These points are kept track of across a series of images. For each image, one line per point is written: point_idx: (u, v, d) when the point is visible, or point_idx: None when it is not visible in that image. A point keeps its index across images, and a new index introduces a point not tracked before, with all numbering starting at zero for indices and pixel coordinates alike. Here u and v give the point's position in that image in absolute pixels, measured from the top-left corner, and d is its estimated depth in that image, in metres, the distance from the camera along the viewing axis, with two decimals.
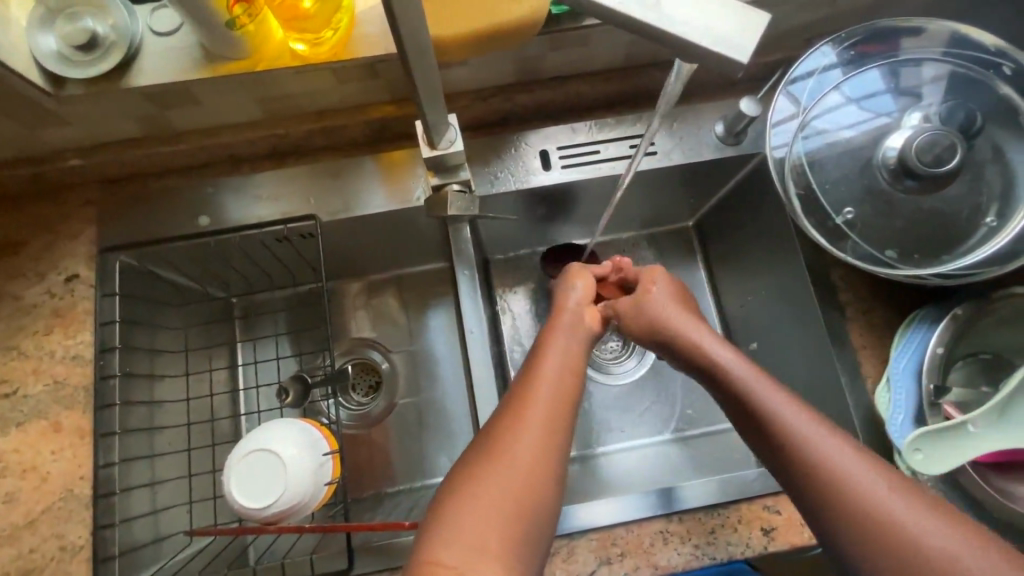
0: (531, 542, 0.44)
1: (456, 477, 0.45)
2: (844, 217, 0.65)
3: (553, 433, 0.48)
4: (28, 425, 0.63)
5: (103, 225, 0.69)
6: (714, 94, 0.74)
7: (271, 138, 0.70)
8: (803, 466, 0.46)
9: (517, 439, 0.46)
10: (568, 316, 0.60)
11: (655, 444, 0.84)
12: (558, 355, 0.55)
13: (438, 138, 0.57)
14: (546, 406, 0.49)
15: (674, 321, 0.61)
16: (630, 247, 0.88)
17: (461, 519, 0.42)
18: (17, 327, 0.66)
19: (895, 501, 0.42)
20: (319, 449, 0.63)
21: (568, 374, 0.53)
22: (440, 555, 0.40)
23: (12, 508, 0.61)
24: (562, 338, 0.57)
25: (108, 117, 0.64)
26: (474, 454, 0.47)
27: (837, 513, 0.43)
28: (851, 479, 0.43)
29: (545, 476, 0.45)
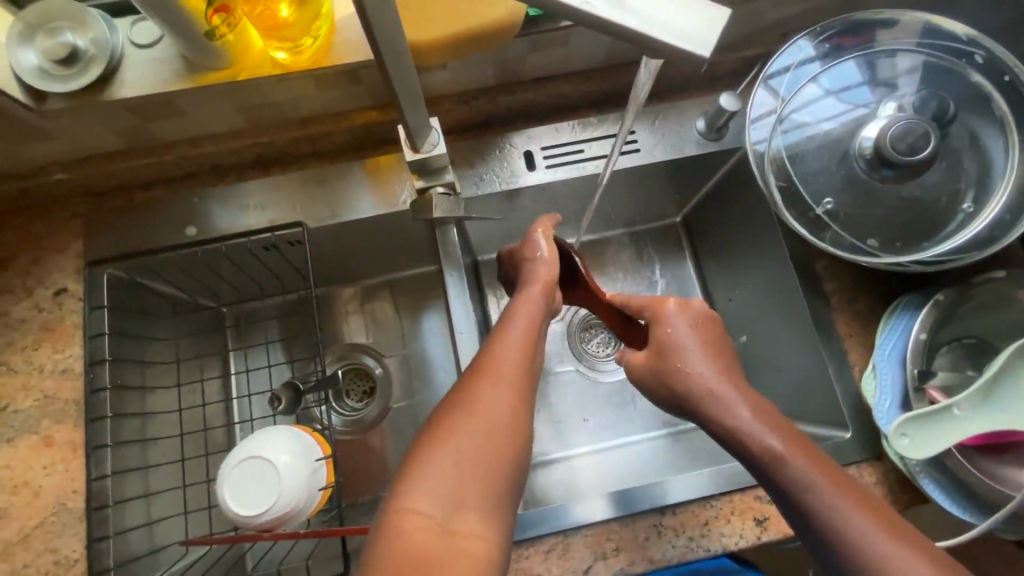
0: (505, 498, 0.44)
1: (426, 432, 0.45)
2: (824, 207, 0.66)
3: (523, 390, 0.48)
4: (20, 440, 0.63)
5: (90, 239, 0.69)
6: (695, 91, 0.75)
7: (255, 146, 0.71)
8: (789, 493, 0.48)
9: (489, 396, 0.47)
10: (540, 280, 0.59)
11: (651, 439, 0.84)
12: (523, 321, 0.54)
13: (421, 142, 0.58)
14: (514, 367, 0.49)
15: (691, 373, 0.56)
16: (618, 245, 0.89)
17: (436, 475, 0.42)
18: (6, 343, 0.66)
19: (864, 520, 0.44)
20: (313, 456, 0.63)
21: (529, 334, 0.53)
22: (415, 504, 0.41)
23: (5, 523, 0.61)
24: (530, 296, 0.57)
25: (91, 130, 0.64)
26: (441, 412, 0.47)
27: (817, 534, 0.46)
28: (831, 507, 0.45)
29: (515, 430, 0.46)
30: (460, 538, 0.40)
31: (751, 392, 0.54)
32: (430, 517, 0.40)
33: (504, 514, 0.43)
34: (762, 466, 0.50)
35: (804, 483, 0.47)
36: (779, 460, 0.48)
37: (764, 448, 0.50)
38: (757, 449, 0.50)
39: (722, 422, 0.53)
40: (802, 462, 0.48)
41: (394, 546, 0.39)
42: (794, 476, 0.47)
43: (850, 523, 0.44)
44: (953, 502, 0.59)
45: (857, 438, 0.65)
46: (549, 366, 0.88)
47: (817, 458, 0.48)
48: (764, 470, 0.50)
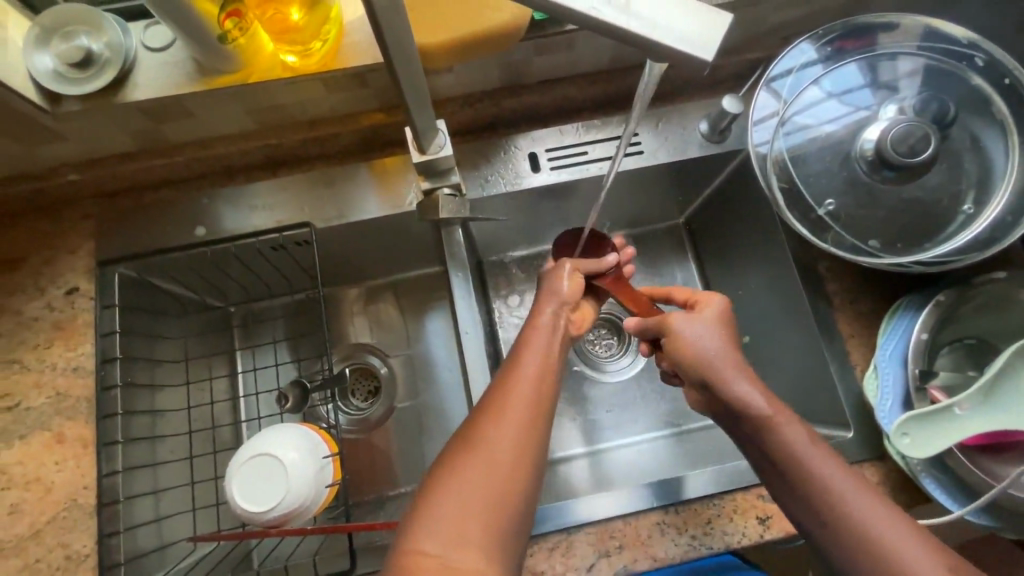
0: (511, 538, 0.44)
1: (436, 467, 0.46)
2: (826, 208, 0.66)
3: (532, 428, 0.48)
4: (32, 436, 0.64)
5: (101, 239, 0.70)
6: (698, 94, 0.76)
7: (264, 148, 0.72)
8: (786, 470, 0.50)
9: (497, 432, 0.47)
10: (549, 311, 0.58)
11: (654, 439, 0.85)
12: (535, 357, 0.53)
13: (427, 144, 0.59)
14: (526, 402, 0.49)
15: (703, 351, 0.56)
16: (621, 246, 0.90)
17: (440, 515, 0.43)
18: (19, 341, 0.67)
19: (861, 499, 0.47)
20: (321, 453, 0.64)
21: (543, 370, 0.52)
22: (421, 546, 0.42)
23: (17, 519, 0.62)
24: (544, 330, 0.56)
25: (104, 133, 0.65)
26: (449, 452, 0.47)
27: (818, 516, 0.48)
28: (827, 484, 0.48)
29: (522, 469, 0.46)
30: None
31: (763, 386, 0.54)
32: (432, 557, 0.42)
33: (510, 554, 0.44)
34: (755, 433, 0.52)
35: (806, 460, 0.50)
36: (772, 426, 0.52)
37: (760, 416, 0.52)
38: (753, 417, 0.53)
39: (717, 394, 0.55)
40: (797, 432, 0.51)
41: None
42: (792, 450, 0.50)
43: (850, 504, 0.47)
44: (955, 502, 0.60)
45: (859, 437, 0.65)
46: None
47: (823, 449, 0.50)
48: (761, 444, 0.52)
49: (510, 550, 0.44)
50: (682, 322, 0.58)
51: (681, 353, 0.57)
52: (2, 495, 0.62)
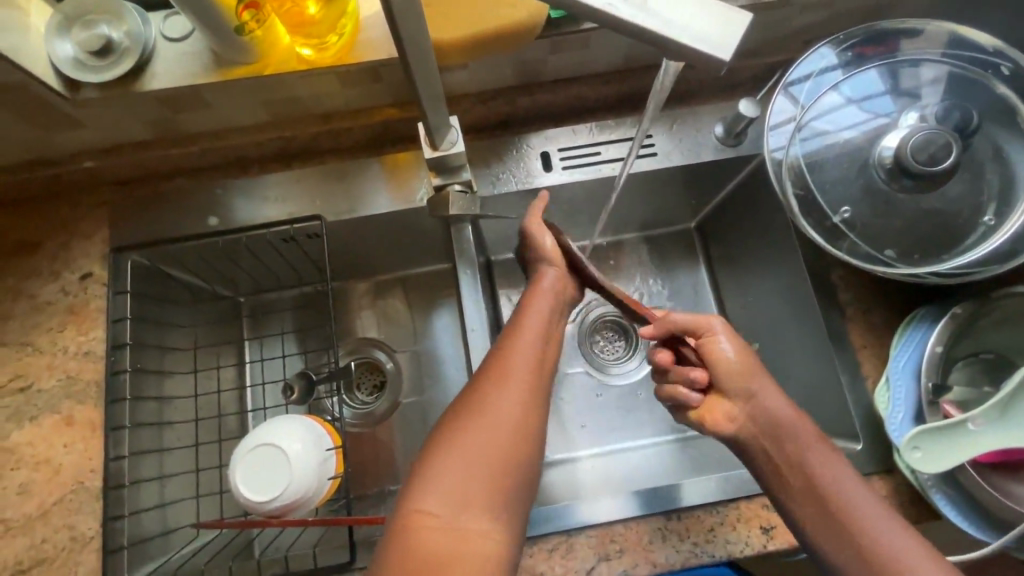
0: (515, 503, 0.46)
1: (437, 433, 0.47)
2: (841, 216, 0.65)
3: (533, 399, 0.49)
4: (42, 418, 0.65)
5: (116, 226, 0.71)
6: (714, 97, 0.75)
7: (278, 140, 0.72)
8: (794, 464, 0.54)
9: (499, 402, 0.48)
10: (548, 282, 0.60)
11: (659, 444, 0.84)
12: (533, 332, 0.54)
13: (440, 140, 0.59)
14: (527, 374, 0.50)
15: (744, 363, 0.58)
16: (632, 248, 0.89)
17: (447, 477, 0.44)
18: (33, 324, 0.68)
19: (862, 495, 0.52)
20: (323, 445, 0.64)
21: (542, 343, 0.54)
22: (423, 506, 0.43)
23: (25, 499, 0.63)
24: (540, 307, 0.57)
25: (121, 121, 0.66)
26: (453, 415, 0.48)
27: (822, 507, 0.52)
28: (834, 480, 0.53)
29: (524, 438, 0.47)
30: (467, 539, 0.43)
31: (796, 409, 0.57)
32: (434, 518, 0.43)
33: (514, 519, 0.46)
34: (770, 433, 0.56)
35: (815, 458, 0.54)
36: (790, 427, 0.55)
37: (776, 416, 0.56)
38: (772, 419, 0.56)
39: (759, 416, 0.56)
40: (809, 432, 0.55)
41: (406, 545, 0.42)
42: (803, 449, 0.54)
43: (854, 501, 0.51)
44: (966, 519, 0.58)
45: (869, 450, 0.64)
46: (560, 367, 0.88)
47: (827, 448, 0.55)
48: (774, 442, 0.55)
49: (512, 517, 0.46)
50: (720, 325, 0.60)
51: (725, 355, 0.58)
52: (12, 475, 0.63)
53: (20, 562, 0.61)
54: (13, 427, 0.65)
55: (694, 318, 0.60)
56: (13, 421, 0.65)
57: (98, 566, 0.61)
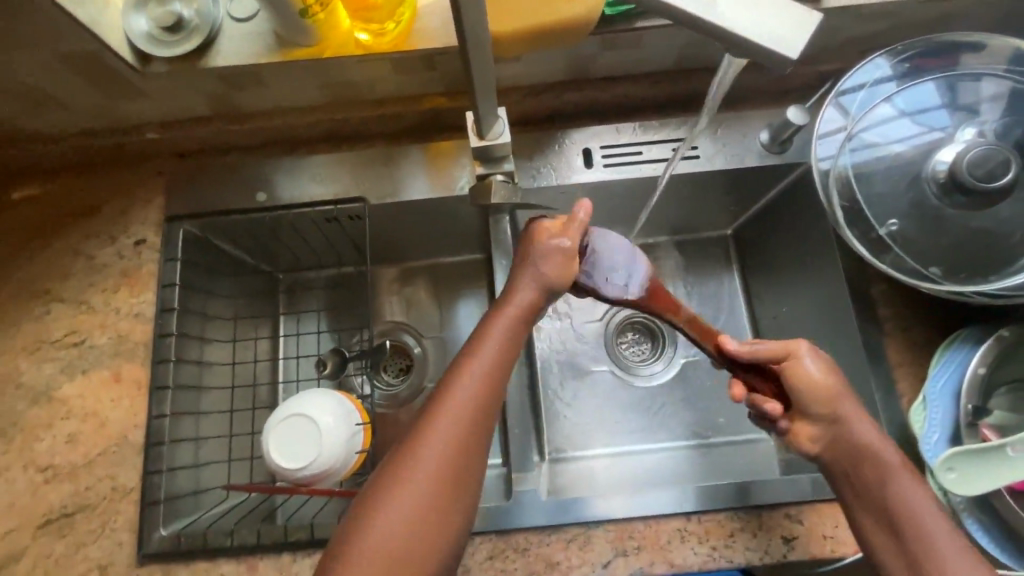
0: (450, 543, 0.48)
1: (376, 481, 0.48)
2: (887, 228, 0.64)
3: (468, 443, 0.50)
4: (92, 373, 0.69)
5: (170, 196, 0.74)
6: (761, 103, 0.75)
7: (329, 123, 0.74)
8: (864, 476, 0.55)
9: (432, 451, 0.48)
10: (514, 309, 0.56)
11: (674, 450, 0.84)
12: (496, 345, 0.54)
13: (486, 130, 0.61)
14: (464, 419, 0.50)
15: (827, 382, 0.57)
16: (664, 251, 0.89)
17: (383, 531, 0.46)
18: (89, 284, 0.71)
19: (928, 515, 0.52)
20: (353, 420, 0.67)
21: (505, 350, 0.54)
22: (356, 561, 0.45)
23: (73, 447, 0.66)
24: (496, 338, 0.55)
25: (185, 94, 0.69)
26: (389, 464, 0.49)
27: (887, 519, 0.53)
28: (903, 496, 0.53)
29: (457, 484, 0.48)
30: None
31: (881, 435, 0.56)
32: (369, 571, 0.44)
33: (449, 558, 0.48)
34: (845, 446, 0.56)
35: (888, 473, 0.54)
36: (866, 446, 0.55)
37: (854, 433, 0.56)
38: (850, 437, 0.56)
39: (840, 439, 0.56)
40: (890, 451, 0.55)
41: None
42: (878, 464, 0.55)
43: (920, 519, 0.52)
44: (997, 545, 0.57)
45: None
46: (585, 365, 0.89)
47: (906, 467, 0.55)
48: (847, 454, 0.56)
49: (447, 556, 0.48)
50: (806, 353, 0.59)
51: (805, 384, 0.57)
52: (62, 424, 0.67)
53: (65, 505, 0.64)
54: (66, 379, 0.68)
55: (775, 344, 0.59)
56: (66, 373, 0.69)
57: (135, 517, 0.64)
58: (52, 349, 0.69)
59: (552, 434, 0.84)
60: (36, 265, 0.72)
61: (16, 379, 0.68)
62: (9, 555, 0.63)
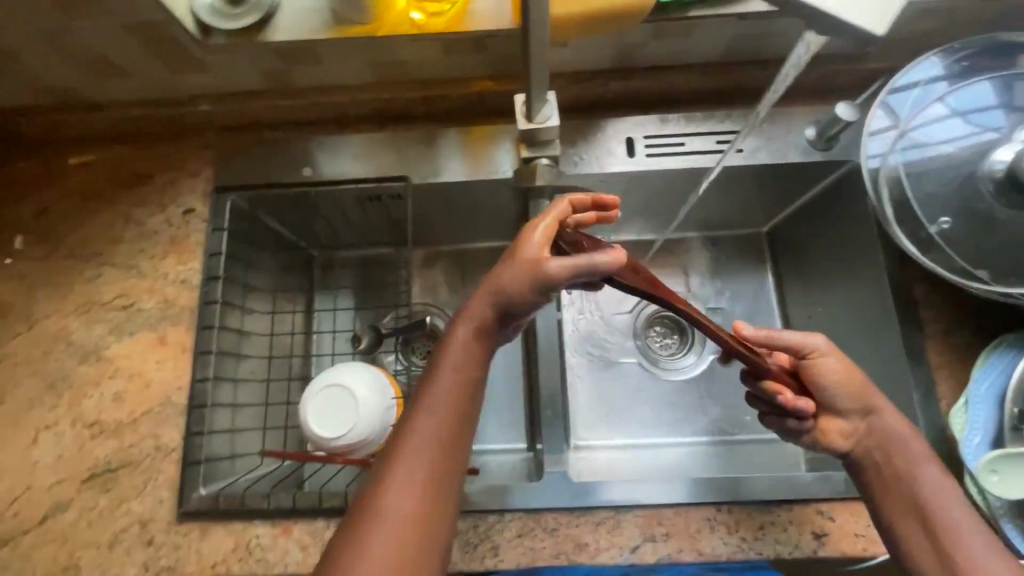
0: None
1: (346, 529, 0.46)
2: (938, 226, 0.63)
3: (438, 475, 0.48)
4: (139, 335, 0.71)
5: (219, 167, 0.76)
6: (808, 99, 0.74)
7: (377, 102, 0.75)
8: (892, 465, 0.56)
9: (401, 490, 0.47)
10: (466, 338, 0.53)
11: (699, 442, 0.84)
12: (454, 371, 0.52)
13: (536, 112, 0.62)
14: (433, 451, 0.49)
15: (853, 373, 0.58)
16: (697, 247, 0.89)
17: None
18: (139, 250, 0.74)
19: (953, 505, 0.53)
20: (388, 394, 0.68)
21: (467, 370, 0.52)
22: None
23: (119, 405, 0.68)
24: (454, 368, 0.52)
25: (241, 67, 0.70)
26: (358, 510, 0.47)
27: (914, 508, 0.54)
28: (925, 483, 0.54)
29: (432, 518, 0.47)
30: None
31: (912, 426, 0.57)
32: None
33: None
34: (872, 436, 0.57)
35: (911, 462, 0.55)
36: (895, 436, 0.56)
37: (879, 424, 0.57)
38: (877, 428, 0.57)
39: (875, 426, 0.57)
40: (918, 443, 0.56)
41: None
42: (906, 450, 0.56)
43: (944, 508, 0.53)
44: None
45: None
46: (613, 356, 0.89)
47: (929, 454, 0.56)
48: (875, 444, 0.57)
49: None
50: (824, 346, 0.59)
51: (832, 377, 0.58)
52: (109, 383, 0.69)
53: (110, 461, 0.67)
54: (114, 340, 0.71)
55: (795, 338, 0.59)
56: (114, 334, 0.71)
57: (176, 476, 0.66)
58: (101, 310, 0.72)
59: (577, 420, 0.85)
60: (89, 229, 0.74)
61: (67, 337, 0.71)
62: (56, 505, 0.65)
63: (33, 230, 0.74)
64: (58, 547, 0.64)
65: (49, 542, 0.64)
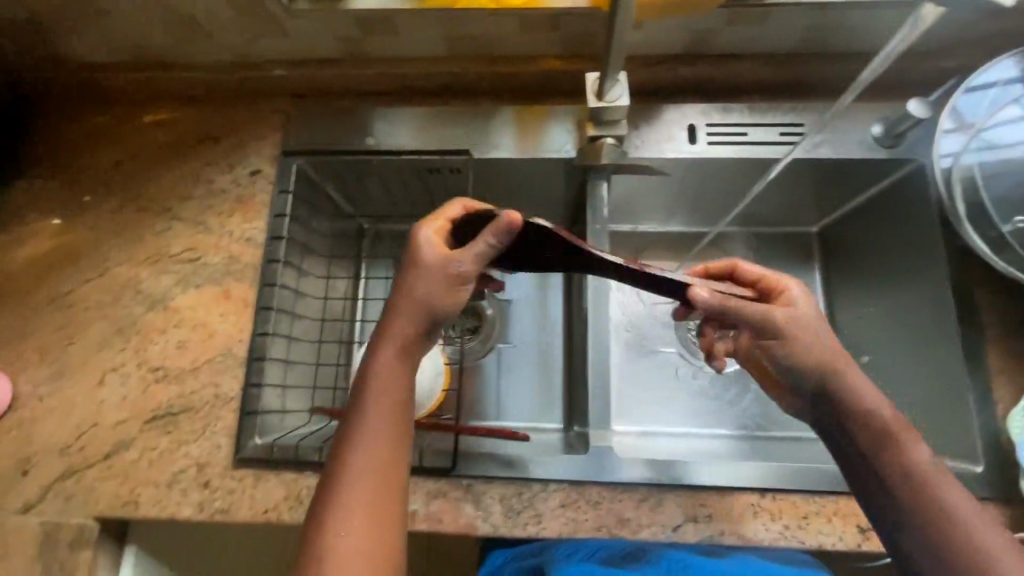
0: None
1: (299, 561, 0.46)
2: (1012, 226, 0.64)
3: (384, 486, 0.49)
4: (204, 288, 0.74)
5: (287, 132, 0.78)
6: (876, 96, 0.74)
7: (444, 76, 0.77)
8: (868, 448, 0.52)
9: (350, 508, 0.47)
10: (387, 359, 0.53)
11: (727, 432, 0.85)
12: (383, 388, 0.52)
13: (607, 88, 0.64)
14: (376, 463, 0.49)
15: (829, 353, 0.55)
16: (735, 243, 0.88)
17: None
18: (207, 206, 0.76)
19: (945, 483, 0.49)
20: (437, 362, 0.73)
21: (392, 393, 0.52)
22: None
23: (182, 353, 0.71)
24: (383, 388, 0.52)
25: (319, 32, 0.73)
26: (309, 540, 0.47)
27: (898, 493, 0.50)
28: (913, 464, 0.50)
29: (386, 526, 0.48)
30: None
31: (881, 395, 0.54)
32: None
33: None
34: (850, 420, 0.53)
35: (895, 445, 0.51)
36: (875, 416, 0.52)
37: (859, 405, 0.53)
38: (858, 410, 0.53)
39: (844, 401, 0.54)
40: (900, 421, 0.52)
41: None
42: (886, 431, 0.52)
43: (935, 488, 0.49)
44: None
45: (991, 475, 0.61)
46: (654, 346, 0.89)
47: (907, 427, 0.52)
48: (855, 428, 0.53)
49: None
50: (787, 319, 0.56)
51: (796, 353, 0.55)
52: (174, 331, 0.72)
53: (172, 404, 0.70)
54: (180, 290, 0.74)
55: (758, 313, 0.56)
56: (181, 285, 0.74)
57: (233, 424, 0.69)
58: (169, 262, 0.75)
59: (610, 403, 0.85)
60: (161, 184, 0.77)
61: (136, 286, 0.74)
62: (119, 443, 0.68)
63: (108, 181, 0.78)
64: (119, 483, 0.67)
65: (111, 477, 0.67)
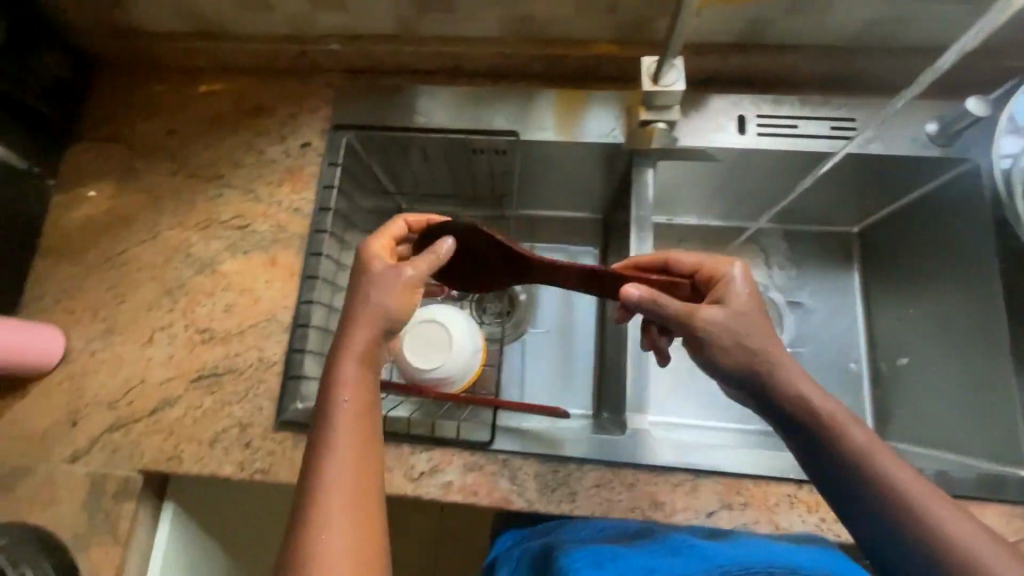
0: None
1: None
2: None
3: (360, 497, 0.46)
4: (252, 254, 0.75)
5: (337, 106, 0.80)
6: (932, 95, 0.73)
7: (495, 57, 0.78)
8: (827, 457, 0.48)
9: (326, 525, 0.45)
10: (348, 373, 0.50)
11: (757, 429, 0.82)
12: (347, 402, 0.50)
13: (663, 74, 0.64)
14: (349, 475, 0.47)
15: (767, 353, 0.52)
16: (772, 241, 0.88)
17: None
18: (258, 175, 0.78)
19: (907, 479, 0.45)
20: (474, 340, 0.71)
21: (358, 401, 0.50)
22: None
23: (229, 316, 0.73)
24: (346, 402, 0.50)
25: (378, 7, 0.74)
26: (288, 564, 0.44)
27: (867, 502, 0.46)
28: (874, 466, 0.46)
29: (367, 536, 0.45)
30: None
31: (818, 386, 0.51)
32: None
33: None
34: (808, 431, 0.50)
35: (852, 448, 0.47)
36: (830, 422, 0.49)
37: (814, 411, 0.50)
38: (811, 413, 0.50)
39: (800, 408, 0.50)
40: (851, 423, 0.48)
41: None
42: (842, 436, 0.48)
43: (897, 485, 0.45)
44: None
45: None
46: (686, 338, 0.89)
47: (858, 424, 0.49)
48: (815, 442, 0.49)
49: None
50: (719, 316, 0.54)
51: (720, 347, 0.54)
52: (222, 295, 0.74)
53: (217, 366, 0.71)
54: (229, 256, 0.75)
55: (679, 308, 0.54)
56: (230, 250, 0.75)
57: (276, 387, 0.70)
58: (218, 228, 0.76)
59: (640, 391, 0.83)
60: (213, 152, 0.79)
61: (186, 249, 0.76)
62: (165, 400, 0.70)
63: (162, 147, 0.80)
64: (163, 438, 0.69)
65: (156, 432, 0.69)
